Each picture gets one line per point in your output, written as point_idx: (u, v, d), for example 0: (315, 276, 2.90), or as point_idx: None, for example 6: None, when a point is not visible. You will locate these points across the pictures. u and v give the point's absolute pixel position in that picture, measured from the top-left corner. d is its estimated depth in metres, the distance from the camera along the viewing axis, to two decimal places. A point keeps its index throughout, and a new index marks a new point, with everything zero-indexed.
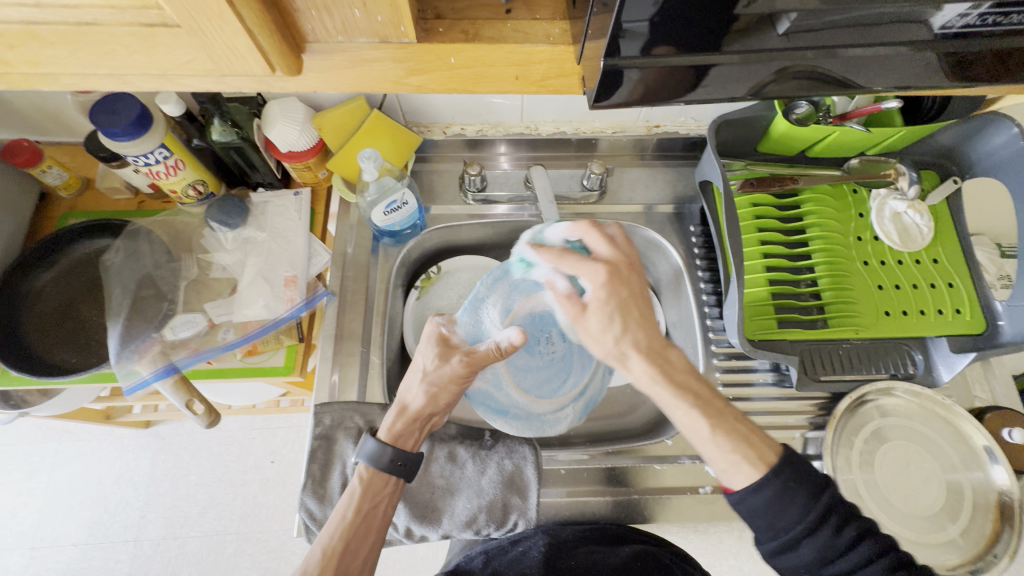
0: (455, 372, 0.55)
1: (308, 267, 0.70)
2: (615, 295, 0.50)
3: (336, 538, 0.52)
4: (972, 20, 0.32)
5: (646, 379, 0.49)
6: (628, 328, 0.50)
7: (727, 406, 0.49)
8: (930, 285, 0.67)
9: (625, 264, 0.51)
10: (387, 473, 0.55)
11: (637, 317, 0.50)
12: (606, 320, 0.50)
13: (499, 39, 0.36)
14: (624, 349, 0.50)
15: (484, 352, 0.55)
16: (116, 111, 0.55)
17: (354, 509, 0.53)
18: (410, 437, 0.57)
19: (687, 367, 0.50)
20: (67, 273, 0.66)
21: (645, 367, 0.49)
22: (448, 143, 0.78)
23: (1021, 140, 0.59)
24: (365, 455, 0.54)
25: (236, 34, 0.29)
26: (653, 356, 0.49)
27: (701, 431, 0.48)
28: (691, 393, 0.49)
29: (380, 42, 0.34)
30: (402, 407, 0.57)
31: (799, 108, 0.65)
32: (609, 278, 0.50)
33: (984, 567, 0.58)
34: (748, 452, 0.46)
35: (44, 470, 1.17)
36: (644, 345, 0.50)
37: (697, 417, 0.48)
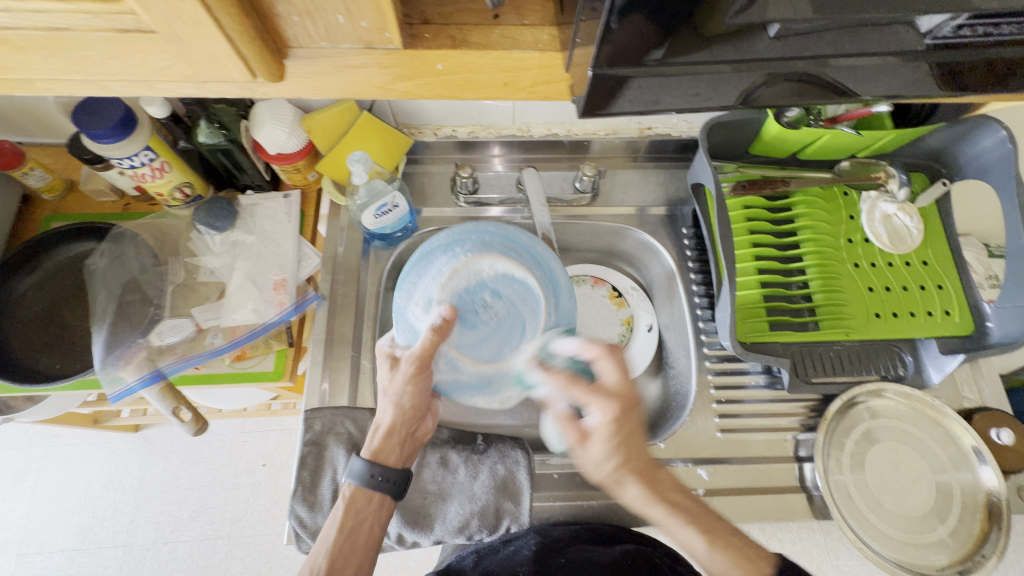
0: (407, 373, 0.53)
1: (297, 271, 0.70)
2: (621, 428, 0.48)
3: (322, 559, 0.51)
4: (958, 30, 0.32)
5: (639, 505, 0.50)
6: (628, 460, 0.49)
7: (722, 521, 0.51)
8: (919, 287, 0.67)
9: (635, 396, 0.50)
10: (370, 490, 0.55)
11: (639, 447, 0.49)
12: (607, 452, 0.49)
13: (486, 45, 0.35)
14: (622, 477, 0.49)
15: (427, 343, 0.51)
16: (97, 114, 0.54)
17: (338, 528, 0.53)
18: (392, 452, 0.56)
19: (677, 487, 0.51)
20: (50, 277, 0.65)
21: (641, 496, 0.49)
22: (439, 145, 0.77)
23: (1009, 143, 0.60)
24: (352, 475, 0.54)
25: (215, 40, 0.28)
26: (649, 482, 0.49)
27: (699, 549, 0.48)
28: (685, 512, 0.49)
29: (365, 48, 0.33)
30: (377, 424, 0.56)
31: (791, 111, 0.64)
32: (618, 411, 0.48)
33: (973, 567, 0.58)
34: (746, 567, 0.47)
35: (30, 475, 1.16)
36: (642, 475, 0.49)
37: (693, 535, 0.49)
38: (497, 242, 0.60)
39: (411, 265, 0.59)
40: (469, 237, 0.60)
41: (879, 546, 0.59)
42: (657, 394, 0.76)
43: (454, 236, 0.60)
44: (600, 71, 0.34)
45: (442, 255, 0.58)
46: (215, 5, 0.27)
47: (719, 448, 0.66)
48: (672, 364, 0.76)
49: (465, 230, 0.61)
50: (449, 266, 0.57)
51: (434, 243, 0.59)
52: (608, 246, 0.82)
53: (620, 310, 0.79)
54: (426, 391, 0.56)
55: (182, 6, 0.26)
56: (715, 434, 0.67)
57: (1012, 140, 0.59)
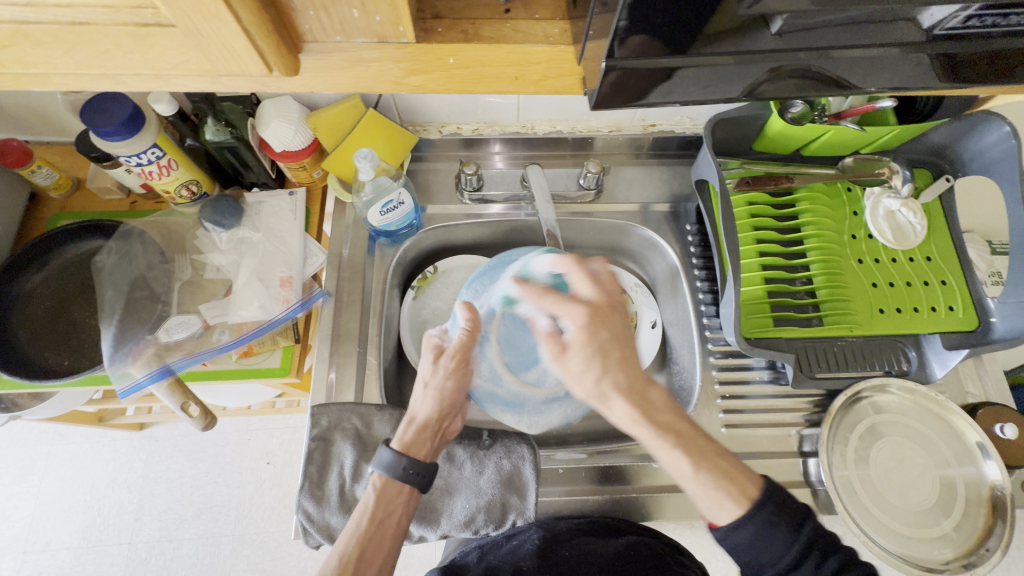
0: (448, 368, 0.58)
1: (303, 268, 0.70)
2: (595, 336, 0.50)
3: (353, 546, 0.52)
4: (965, 20, 0.32)
5: (626, 421, 0.49)
6: (608, 369, 0.50)
7: (710, 442, 0.49)
8: (923, 282, 0.67)
9: (605, 304, 0.52)
10: (401, 482, 0.55)
11: (617, 359, 0.50)
12: (586, 360, 0.50)
13: (497, 39, 0.35)
14: (604, 390, 0.49)
15: (466, 337, 0.57)
16: (107, 111, 0.54)
17: (369, 517, 0.53)
18: (422, 446, 0.57)
19: (666, 405, 0.50)
20: (60, 273, 0.66)
21: (625, 410, 0.49)
22: (444, 142, 0.78)
23: (1012, 139, 0.60)
24: (381, 465, 0.55)
25: (233, 34, 0.29)
26: (633, 398, 0.49)
27: (684, 470, 0.48)
28: (672, 433, 0.48)
29: (379, 42, 0.34)
30: (411, 417, 0.58)
31: (795, 106, 0.66)
32: (590, 318, 0.50)
33: (977, 561, 0.58)
34: (729, 489, 0.46)
35: (35, 474, 1.16)
36: (624, 388, 0.49)
37: (679, 456, 0.48)
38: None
39: (490, 267, 0.64)
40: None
41: (883, 541, 0.59)
42: None
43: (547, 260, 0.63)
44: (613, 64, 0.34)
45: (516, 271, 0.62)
46: None
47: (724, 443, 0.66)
48: (676, 360, 0.76)
49: None
50: None
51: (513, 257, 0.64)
52: (612, 243, 0.83)
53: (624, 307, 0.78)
54: (463, 389, 0.59)
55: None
56: (720, 429, 0.67)
57: (1015, 135, 0.60)
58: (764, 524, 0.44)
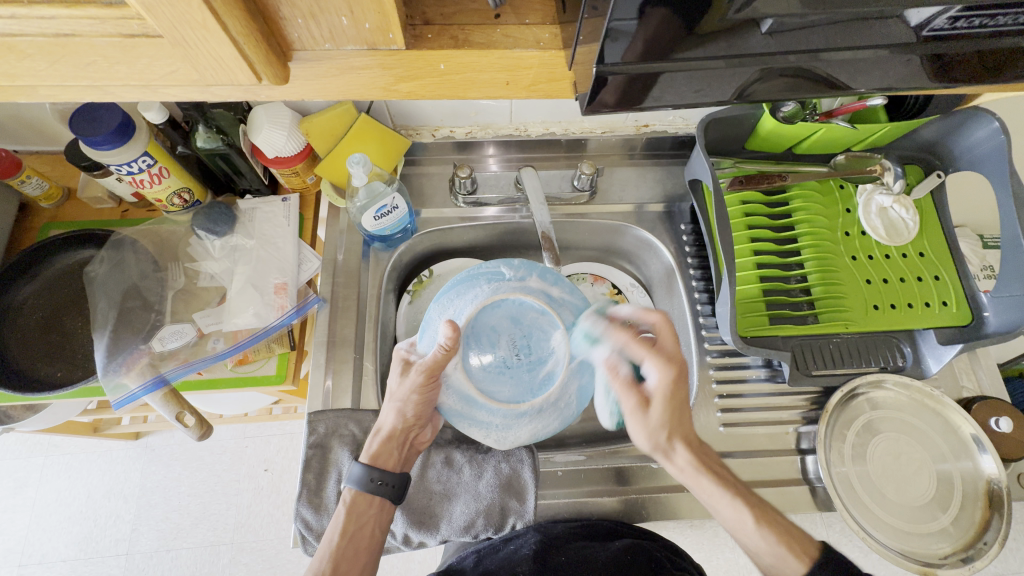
0: (416, 383, 0.54)
1: (298, 274, 0.70)
2: (676, 393, 0.54)
3: (328, 563, 0.53)
4: (949, 22, 0.33)
5: (691, 472, 0.56)
6: (678, 424, 0.56)
7: (762, 501, 0.55)
8: (917, 278, 0.68)
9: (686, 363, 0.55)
10: (370, 494, 0.56)
11: (686, 416, 0.56)
12: (664, 416, 0.54)
13: (488, 44, 0.35)
14: (673, 441, 0.56)
15: (443, 354, 0.52)
16: (97, 120, 0.54)
17: (341, 532, 0.54)
18: (388, 457, 0.57)
19: (718, 462, 0.57)
20: (52, 283, 0.65)
21: (687, 461, 0.56)
22: (437, 145, 0.78)
23: (1001, 134, 0.61)
24: (352, 481, 0.56)
25: (221, 44, 0.28)
26: (694, 449, 0.56)
27: (747, 522, 0.53)
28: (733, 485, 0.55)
29: (369, 49, 0.33)
30: (378, 429, 0.58)
31: (786, 106, 0.65)
32: (675, 378, 0.54)
33: (975, 555, 0.58)
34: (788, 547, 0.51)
35: (30, 486, 1.15)
36: (687, 439, 0.56)
37: (740, 506, 0.54)
38: (550, 293, 0.56)
39: (458, 282, 0.58)
40: (527, 278, 0.56)
41: (881, 537, 0.60)
42: None
43: (517, 271, 0.57)
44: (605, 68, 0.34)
45: (486, 284, 0.55)
46: (221, 8, 0.27)
47: (722, 441, 0.66)
48: None
49: (527, 269, 0.57)
50: (486, 298, 0.54)
51: (481, 269, 0.57)
52: (606, 243, 0.83)
53: None
54: (431, 403, 0.57)
55: (189, 10, 0.26)
56: (718, 429, 0.67)
57: (1004, 130, 0.60)
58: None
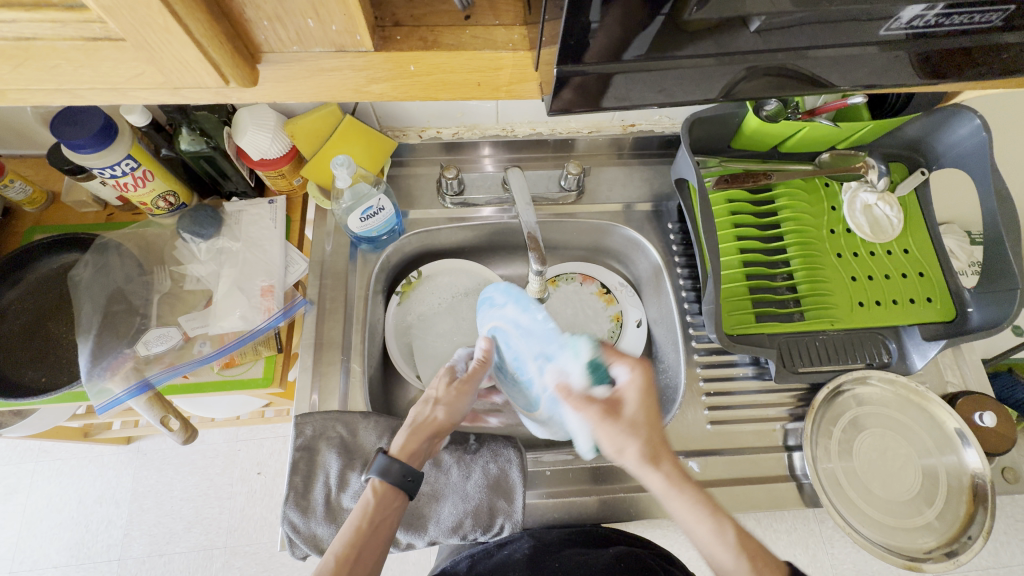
0: (455, 381, 0.60)
1: (284, 277, 0.69)
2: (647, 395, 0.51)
3: (347, 548, 0.49)
4: (930, 19, 0.33)
5: (669, 490, 0.48)
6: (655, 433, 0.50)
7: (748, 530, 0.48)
8: (901, 275, 0.68)
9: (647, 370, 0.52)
10: (399, 489, 0.53)
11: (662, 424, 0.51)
12: (633, 423, 0.50)
13: (458, 45, 0.35)
14: (652, 455, 0.49)
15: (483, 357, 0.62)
16: (78, 123, 0.54)
17: (368, 519, 0.51)
18: (420, 456, 0.55)
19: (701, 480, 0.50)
20: (35, 288, 0.65)
21: (661, 477, 0.49)
22: (424, 146, 0.78)
23: (984, 131, 0.62)
24: (379, 469, 0.52)
25: (184, 46, 0.28)
26: (676, 466, 0.49)
27: (723, 542, 0.47)
28: (709, 503, 0.49)
29: (338, 51, 0.33)
30: (412, 422, 0.57)
31: (768, 105, 0.66)
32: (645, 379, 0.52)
33: (960, 548, 0.59)
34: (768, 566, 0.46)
35: (21, 492, 1.14)
36: (669, 453, 0.50)
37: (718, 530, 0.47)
38: (518, 320, 0.61)
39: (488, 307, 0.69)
40: (505, 306, 0.64)
41: (867, 531, 0.60)
42: None
43: (501, 299, 0.65)
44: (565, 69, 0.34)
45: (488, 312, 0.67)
46: (182, 10, 0.27)
47: (709, 439, 0.67)
48: (661, 359, 0.77)
49: (508, 297, 0.64)
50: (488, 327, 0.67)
51: (490, 296, 0.68)
52: (595, 243, 0.83)
53: (609, 307, 0.80)
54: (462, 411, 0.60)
55: (149, 12, 0.26)
56: (705, 426, 0.67)
57: (986, 128, 0.61)
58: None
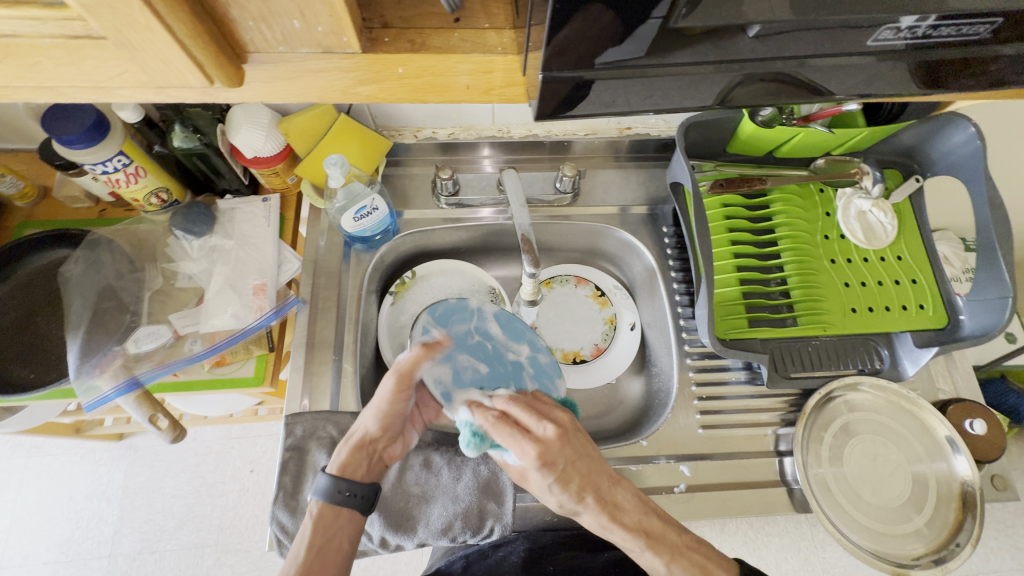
0: (385, 385, 0.54)
1: (277, 275, 0.69)
2: (552, 470, 0.48)
3: None
4: (923, 31, 0.33)
5: (599, 529, 0.51)
6: (574, 493, 0.50)
7: (681, 536, 0.52)
8: (894, 282, 0.68)
9: (546, 445, 0.48)
10: (338, 506, 0.52)
11: (579, 484, 0.50)
12: (545, 487, 0.50)
13: (446, 48, 0.35)
14: (573, 508, 0.51)
15: (411, 365, 0.55)
16: (70, 119, 0.53)
17: (308, 546, 0.49)
18: (358, 468, 0.53)
19: (632, 505, 0.52)
20: (24, 285, 0.64)
21: (591, 520, 0.51)
22: (420, 146, 0.77)
23: (978, 139, 0.62)
24: (318, 492, 0.52)
25: (168, 45, 0.28)
26: (602, 512, 0.51)
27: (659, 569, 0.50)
28: (641, 533, 0.51)
29: (324, 52, 0.33)
30: (350, 436, 0.55)
31: (764, 111, 0.65)
32: (542, 459, 0.48)
33: (948, 556, 0.59)
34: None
35: (11, 487, 1.14)
36: (593, 503, 0.51)
37: (653, 556, 0.50)
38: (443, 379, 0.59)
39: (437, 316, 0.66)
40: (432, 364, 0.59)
41: (856, 538, 0.60)
42: (640, 392, 0.77)
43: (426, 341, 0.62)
44: (551, 75, 0.33)
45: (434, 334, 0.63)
46: (165, 11, 0.26)
47: (700, 444, 0.66)
48: (654, 362, 0.77)
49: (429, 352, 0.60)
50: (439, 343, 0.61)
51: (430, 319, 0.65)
52: (590, 245, 0.83)
53: (602, 309, 0.80)
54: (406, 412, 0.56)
55: (130, 11, 0.26)
56: (697, 430, 0.67)
57: (980, 136, 0.61)
58: None
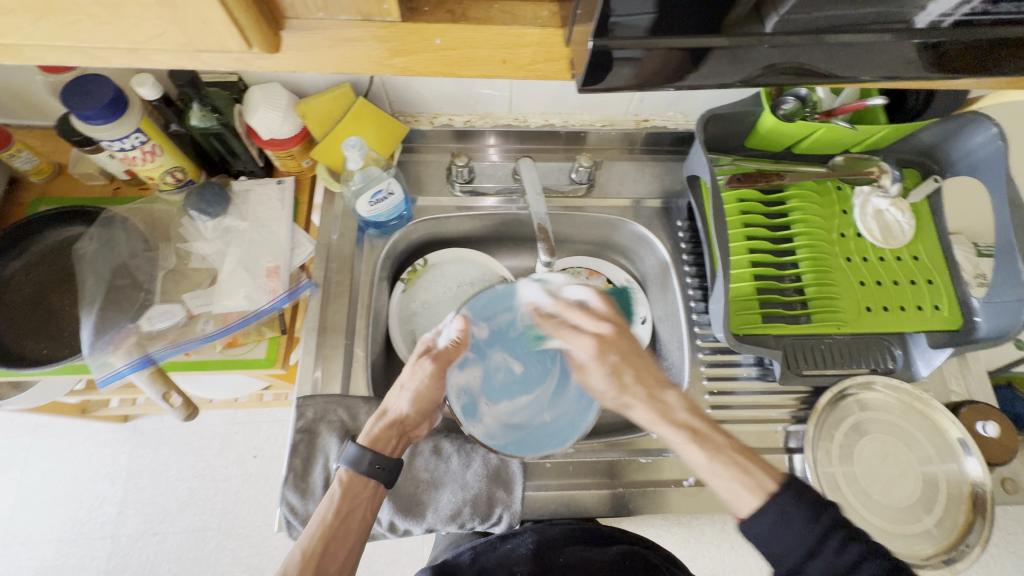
0: (416, 366, 0.57)
1: (290, 258, 0.69)
2: (606, 360, 0.53)
3: (314, 540, 0.48)
4: (965, 7, 0.32)
5: (648, 425, 0.50)
6: (631, 383, 0.52)
7: (727, 439, 0.48)
8: (910, 282, 0.68)
9: (608, 333, 0.55)
10: (367, 476, 0.52)
11: (634, 375, 0.52)
12: (605, 381, 0.53)
13: (487, 21, 0.36)
14: (625, 402, 0.52)
15: (451, 349, 0.59)
16: (88, 94, 0.53)
17: (334, 511, 0.50)
18: (388, 443, 0.55)
19: (682, 404, 0.50)
20: (38, 260, 0.64)
21: (646, 411, 0.50)
22: (435, 133, 0.77)
23: (999, 140, 0.61)
24: (346, 459, 0.52)
25: (209, 6, 0.28)
26: (654, 403, 0.51)
27: (703, 462, 0.47)
28: (688, 429, 0.49)
29: (363, 21, 0.34)
30: (382, 412, 0.56)
31: (786, 103, 0.65)
32: (598, 347, 0.54)
33: (957, 556, 0.59)
34: (746, 481, 0.45)
35: (16, 466, 1.14)
36: (644, 398, 0.51)
37: (696, 449, 0.48)
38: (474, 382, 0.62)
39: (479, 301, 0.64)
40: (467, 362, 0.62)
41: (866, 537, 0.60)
42: None
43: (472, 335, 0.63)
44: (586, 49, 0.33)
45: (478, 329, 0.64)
46: None
47: None
48: (665, 357, 0.77)
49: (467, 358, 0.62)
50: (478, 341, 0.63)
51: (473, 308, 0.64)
52: (603, 238, 0.83)
53: (614, 303, 0.80)
54: (439, 396, 0.58)
55: None
56: None
57: (1002, 136, 0.60)
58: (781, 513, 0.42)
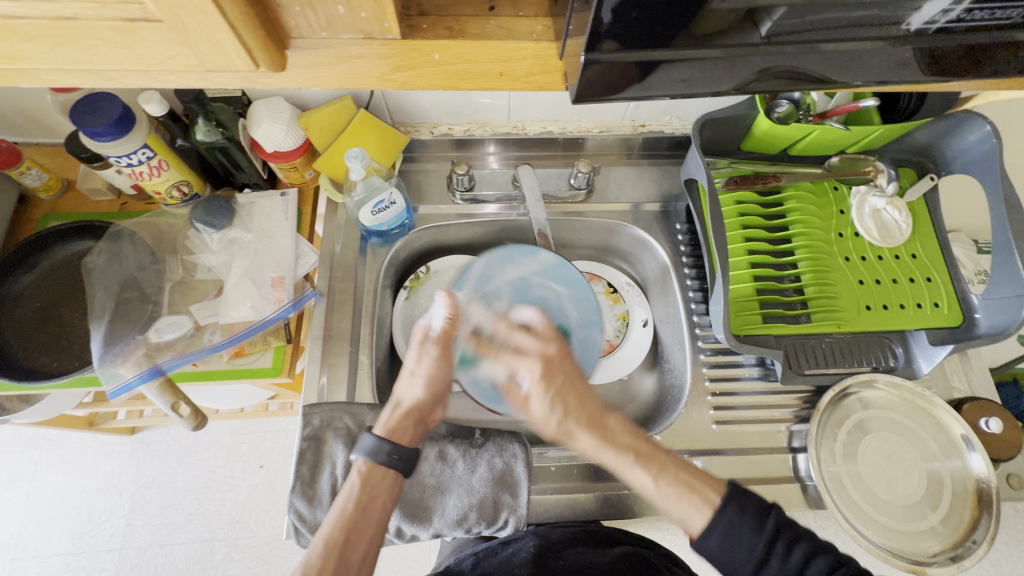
0: (422, 354, 0.57)
1: (295, 268, 0.70)
2: (553, 383, 0.53)
3: (336, 530, 0.49)
4: (955, 14, 0.33)
5: (592, 451, 0.53)
6: (570, 412, 0.53)
7: (666, 454, 0.53)
8: (909, 280, 0.68)
9: (556, 350, 0.55)
10: (385, 468, 0.53)
11: (575, 400, 0.53)
12: (549, 407, 0.53)
13: (482, 36, 0.37)
14: (568, 429, 0.53)
15: (449, 329, 0.57)
16: (97, 111, 0.54)
17: (354, 503, 0.51)
18: (406, 432, 0.55)
19: (622, 428, 0.53)
20: (48, 275, 0.65)
21: (587, 440, 0.53)
22: (435, 142, 0.78)
23: (993, 138, 0.62)
24: (363, 450, 0.53)
25: (220, 29, 0.29)
26: (594, 428, 0.53)
27: (649, 486, 0.51)
28: (633, 451, 0.52)
29: (365, 39, 0.35)
30: (396, 404, 0.56)
31: (780, 107, 0.67)
32: (545, 368, 0.54)
33: (964, 553, 0.59)
34: (691, 498, 0.49)
35: (24, 480, 1.15)
36: (586, 424, 0.53)
37: (641, 474, 0.51)
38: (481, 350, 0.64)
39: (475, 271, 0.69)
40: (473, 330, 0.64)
41: (871, 535, 0.60)
42: (653, 388, 0.77)
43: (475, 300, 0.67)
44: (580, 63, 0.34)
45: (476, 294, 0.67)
46: None
47: (714, 439, 0.67)
48: (667, 359, 0.77)
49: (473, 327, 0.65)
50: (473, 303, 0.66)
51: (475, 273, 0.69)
52: (603, 242, 0.84)
53: (614, 306, 0.80)
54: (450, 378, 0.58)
55: None
56: (710, 426, 0.68)
57: (996, 134, 0.61)
58: (726, 528, 0.46)
